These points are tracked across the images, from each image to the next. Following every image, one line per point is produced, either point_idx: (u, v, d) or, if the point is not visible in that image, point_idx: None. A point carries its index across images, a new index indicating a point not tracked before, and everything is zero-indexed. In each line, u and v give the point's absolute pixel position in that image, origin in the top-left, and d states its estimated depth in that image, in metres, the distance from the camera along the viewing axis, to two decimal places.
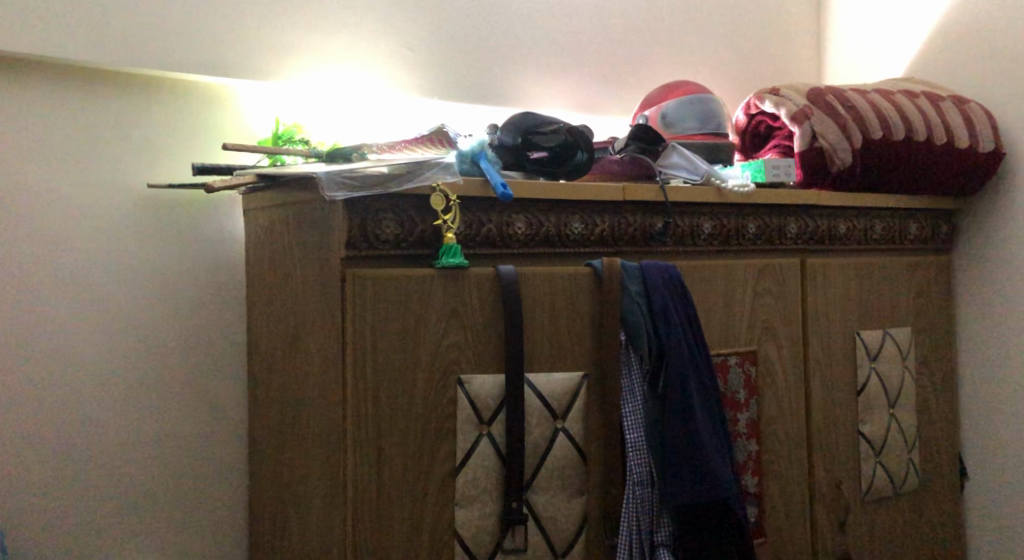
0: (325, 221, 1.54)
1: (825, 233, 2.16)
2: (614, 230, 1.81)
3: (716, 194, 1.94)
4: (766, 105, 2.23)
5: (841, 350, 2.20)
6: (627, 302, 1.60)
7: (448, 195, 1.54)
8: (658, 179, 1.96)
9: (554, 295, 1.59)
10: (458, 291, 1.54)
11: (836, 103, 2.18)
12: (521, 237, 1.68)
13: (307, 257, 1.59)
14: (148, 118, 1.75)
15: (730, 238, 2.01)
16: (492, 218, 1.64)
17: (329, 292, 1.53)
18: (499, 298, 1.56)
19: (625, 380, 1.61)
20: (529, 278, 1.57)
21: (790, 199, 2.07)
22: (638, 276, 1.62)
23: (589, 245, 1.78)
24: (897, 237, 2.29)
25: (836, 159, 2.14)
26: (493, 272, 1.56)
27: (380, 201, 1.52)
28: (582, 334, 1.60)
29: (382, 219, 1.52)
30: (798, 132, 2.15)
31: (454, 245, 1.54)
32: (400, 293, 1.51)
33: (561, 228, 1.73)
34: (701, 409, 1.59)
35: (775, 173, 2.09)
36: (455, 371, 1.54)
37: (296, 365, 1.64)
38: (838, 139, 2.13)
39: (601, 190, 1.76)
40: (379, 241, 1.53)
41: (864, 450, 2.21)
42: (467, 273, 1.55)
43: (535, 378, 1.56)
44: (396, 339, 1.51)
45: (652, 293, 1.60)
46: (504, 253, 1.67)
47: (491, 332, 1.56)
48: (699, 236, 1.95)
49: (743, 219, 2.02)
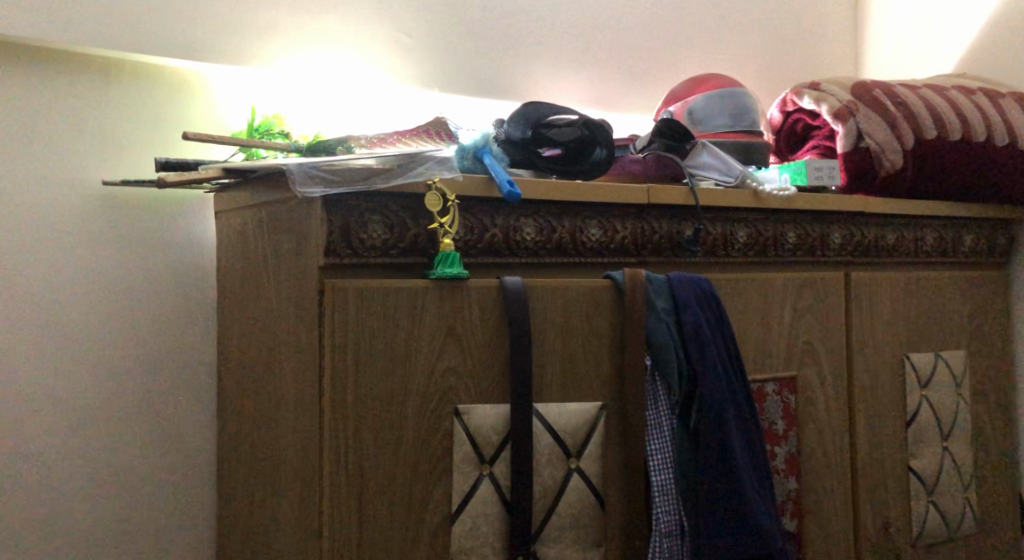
0: (302, 223, 1.31)
1: (870, 244, 1.93)
2: (636, 237, 1.58)
3: (753, 198, 1.71)
4: (806, 100, 2.00)
5: (889, 375, 1.96)
6: (654, 321, 1.36)
7: (445, 195, 1.32)
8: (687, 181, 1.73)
9: (569, 311, 1.35)
10: (455, 306, 1.32)
11: (885, 98, 1.95)
12: (531, 243, 1.46)
13: (281, 266, 1.37)
14: (107, 108, 1.53)
15: (768, 248, 1.78)
16: (498, 221, 1.42)
17: (305, 307, 1.31)
18: (503, 316, 1.33)
19: (652, 412, 1.36)
20: (540, 291, 1.34)
21: (835, 205, 1.84)
22: (666, 290, 1.39)
23: (607, 254, 1.56)
24: (947, 249, 2.06)
25: (885, 161, 1.90)
26: (497, 283, 1.33)
27: (365, 200, 1.30)
28: (601, 359, 1.37)
29: (368, 220, 1.30)
30: (842, 130, 1.92)
31: (452, 253, 1.32)
32: (388, 309, 1.29)
33: (577, 234, 1.51)
34: (740, 445, 1.36)
35: (818, 176, 1.85)
36: (451, 400, 1.32)
37: (270, 391, 1.41)
38: (887, 139, 1.90)
39: (623, 191, 1.53)
40: (365, 247, 1.30)
41: (915, 488, 1.98)
42: (467, 285, 1.32)
43: (546, 409, 1.33)
44: (382, 362, 1.29)
45: (682, 311, 1.37)
46: (511, 263, 1.45)
47: (494, 355, 1.33)
48: (734, 244, 1.72)
49: (783, 226, 1.79)
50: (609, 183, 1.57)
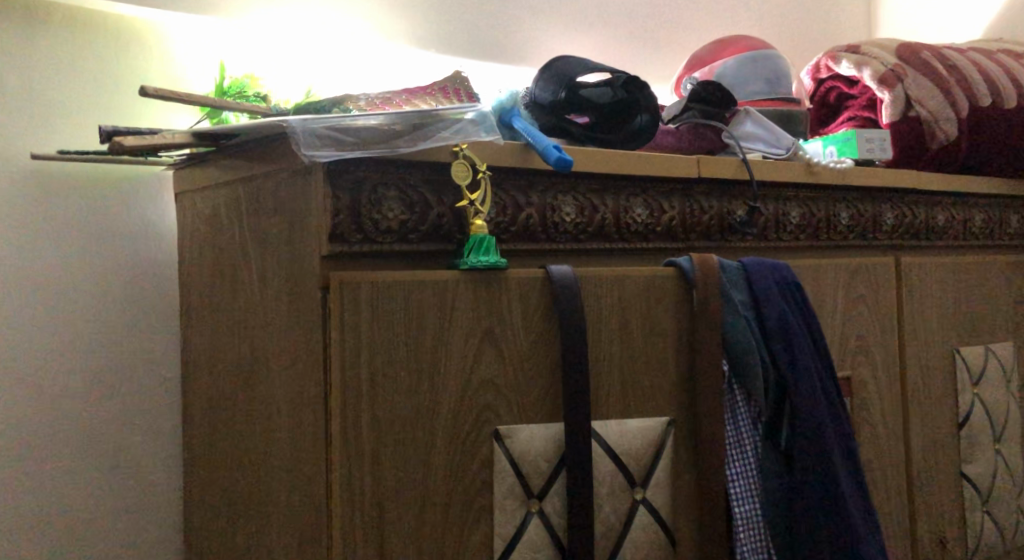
0: (296, 200, 1.03)
1: (920, 225, 1.72)
2: (684, 218, 1.33)
3: (807, 172, 1.48)
4: (844, 66, 1.78)
5: (941, 372, 1.75)
6: (732, 317, 1.10)
7: (476, 165, 1.07)
8: (733, 152, 1.48)
9: (629, 307, 1.10)
10: (492, 302, 1.05)
11: (933, 60, 1.74)
12: (570, 226, 1.20)
13: (267, 256, 1.09)
14: (38, 65, 1.23)
15: (820, 230, 1.55)
16: (533, 198, 1.16)
17: (303, 308, 1.03)
18: (550, 313, 1.08)
19: (730, 429, 1.11)
20: (594, 283, 1.09)
21: (887, 181, 1.62)
22: (742, 279, 1.13)
23: (652, 239, 1.30)
24: (993, 230, 1.86)
25: (939, 131, 1.69)
26: (541, 273, 1.07)
27: (377, 170, 1.03)
28: (667, 364, 1.11)
29: (383, 196, 1.03)
30: (889, 98, 1.70)
31: (485, 237, 1.06)
32: (411, 308, 1.02)
33: (621, 215, 1.25)
34: (841, 463, 1.12)
35: (869, 148, 1.62)
36: (489, 420, 1.05)
37: (255, 415, 1.13)
38: (940, 106, 1.70)
39: (670, 163, 1.29)
40: (379, 229, 1.03)
41: (970, 497, 1.78)
42: (505, 275, 1.06)
43: (605, 428, 1.08)
44: (404, 375, 1.02)
45: (764, 304, 1.12)
46: (548, 249, 1.19)
47: (540, 362, 1.07)
48: (787, 226, 1.48)
49: (834, 205, 1.56)
50: (653, 153, 1.31)
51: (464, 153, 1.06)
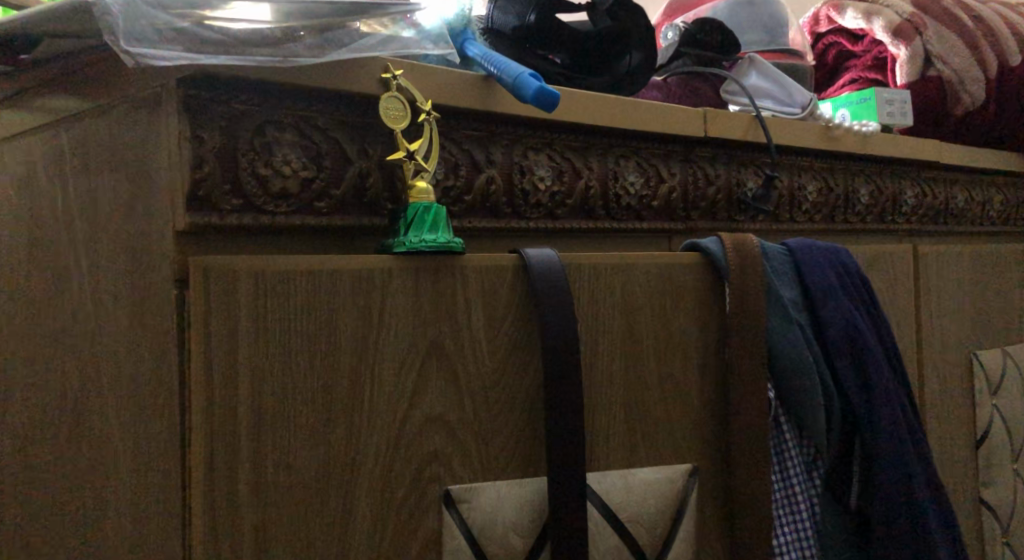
0: (140, 145, 0.67)
1: (936, 205, 1.43)
2: (686, 190, 1.00)
3: (825, 137, 1.18)
4: (850, 17, 1.48)
5: (956, 378, 1.46)
6: (781, 322, 0.81)
7: (417, 104, 0.73)
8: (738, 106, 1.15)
9: (632, 309, 0.78)
10: (440, 302, 0.71)
11: (956, 11, 1.47)
12: (546, 196, 0.85)
13: (97, 232, 0.72)
14: None
15: (837, 210, 1.24)
16: (495, 155, 0.81)
17: (149, 310, 0.67)
18: (526, 318, 0.74)
19: (778, 482, 0.81)
20: (587, 274, 0.76)
21: (910, 151, 1.33)
22: (791, 269, 0.84)
23: (645, 217, 0.97)
24: (1006, 215, 1.59)
25: (962, 95, 1.43)
26: (512, 259, 0.74)
27: (267, 100, 0.67)
28: (682, 390, 0.80)
29: (275, 141, 0.67)
30: (905, 54, 1.41)
31: (433, 207, 0.71)
32: (319, 311, 0.67)
33: (610, 184, 0.91)
34: (934, 520, 0.82)
35: (889, 113, 1.32)
36: (438, 478, 0.71)
37: (78, 471, 0.75)
38: (964, 64, 1.43)
39: (671, 116, 0.96)
40: (271, 191, 0.67)
41: (990, 528, 1.48)
42: (461, 263, 0.72)
43: (605, 485, 0.75)
44: (308, 414, 0.66)
45: (820, 304, 0.83)
46: (516, 228, 0.84)
47: (512, 390, 0.73)
48: (802, 204, 1.16)
49: (852, 179, 1.26)
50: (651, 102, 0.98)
51: (400, 85, 0.71)
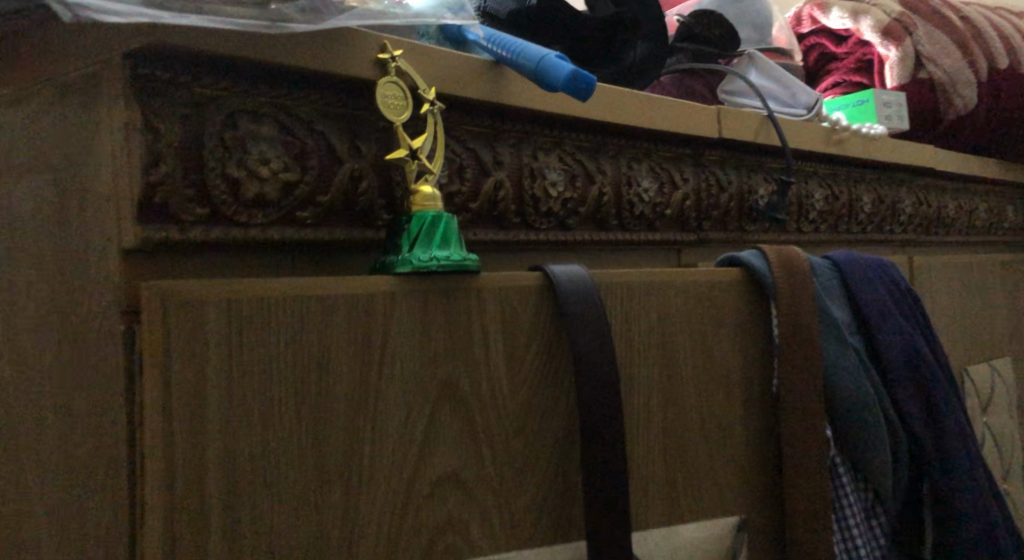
0: (71, 141, 0.52)
1: (930, 214, 1.34)
2: (699, 198, 0.88)
3: (828, 139, 1.07)
4: (834, 16, 1.38)
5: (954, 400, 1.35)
6: (836, 348, 0.70)
7: (419, 91, 0.60)
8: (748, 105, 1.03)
9: (671, 336, 0.66)
10: (453, 333, 0.58)
11: (940, 13, 1.40)
12: (559, 204, 0.73)
13: (15, 251, 0.57)
14: None
15: (842, 221, 1.14)
16: (502, 155, 0.69)
17: (86, 351, 0.52)
18: (552, 351, 0.61)
19: (837, 534, 0.69)
20: (621, 296, 0.64)
21: (908, 156, 1.23)
22: (839, 286, 0.73)
23: (657, 228, 0.85)
24: (991, 225, 1.51)
25: (954, 98, 1.36)
26: (536, 278, 0.61)
27: (239, 84, 0.54)
28: (727, 430, 0.68)
29: (249, 135, 0.54)
30: (895, 56, 1.33)
31: (443, 217, 0.58)
32: (308, 349, 0.53)
33: (624, 190, 0.79)
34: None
35: (886, 114, 1.23)
36: (452, 551, 0.57)
37: None
38: (954, 66, 1.36)
39: (687, 113, 0.84)
40: (244, 198, 0.54)
41: None
42: (478, 284, 0.59)
43: (648, 549, 0.63)
44: (294, 480, 0.52)
45: (874, 326, 0.72)
46: (523, 242, 0.72)
47: (538, 438, 0.61)
48: (810, 213, 1.06)
49: (855, 186, 1.16)
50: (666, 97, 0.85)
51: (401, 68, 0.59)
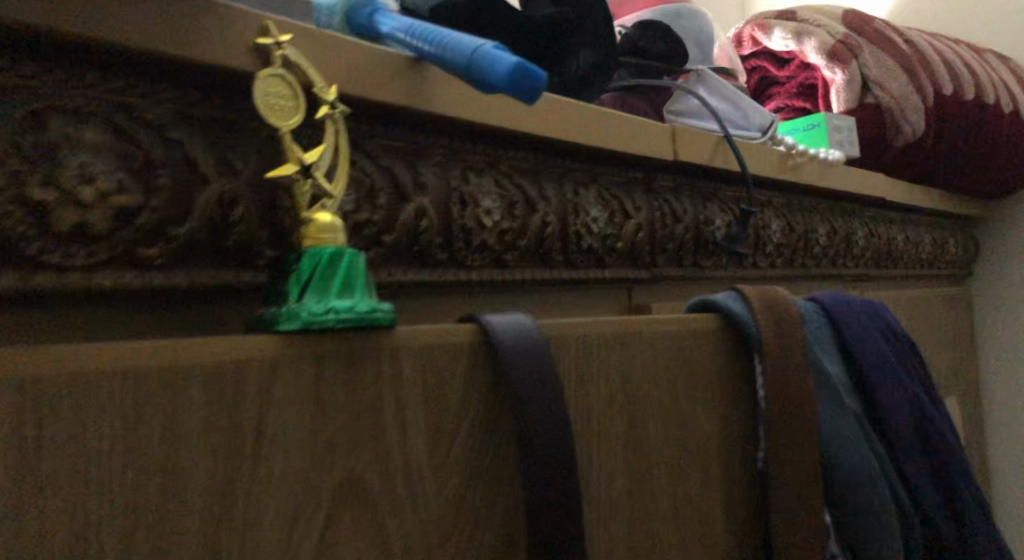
0: None
1: (883, 247, 1.20)
2: (654, 231, 0.74)
3: (781, 165, 0.92)
4: (776, 37, 1.22)
5: None
6: (835, 415, 0.57)
7: (316, 90, 0.46)
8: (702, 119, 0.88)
9: (639, 404, 0.52)
10: (358, 410, 0.43)
11: (890, 34, 1.22)
12: (494, 237, 0.59)
13: None
14: None
15: (799, 254, 0.99)
16: (426, 175, 0.55)
17: None
18: (491, 430, 0.47)
19: None
20: (578, 358, 0.49)
21: (866, 184, 1.08)
22: (831, 335, 0.61)
23: (608, 264, 0.70)
24: (952, 262, 1.38)
25: (903, 125, 1.17)
26: (471, 334, 0.46)
27: (51, 72, 0.40)
28: (706, 517, 0.54)
29: (66, 141, 0.39)
30: (843, 78, 1.16)
31: (343, 254, 0.44)
32: (147, 441, 0.38)
33: (571, 221, 0.65)
34: None
35: (839, 139, 1.07)
36: None
37: None
38: (903, 89, 1.17)
39: (641, 131, 0.71)
40: (56, 230, 0.39)
41: None
42: (393, 344, 0.44)
43: None
44: None
45: (874, 383, 0.60)
46: (451, 283, 0.57)
47: (472, 545, 0.46)
48: (767, 245, 0.90)
49: (808, 216, 1.01)
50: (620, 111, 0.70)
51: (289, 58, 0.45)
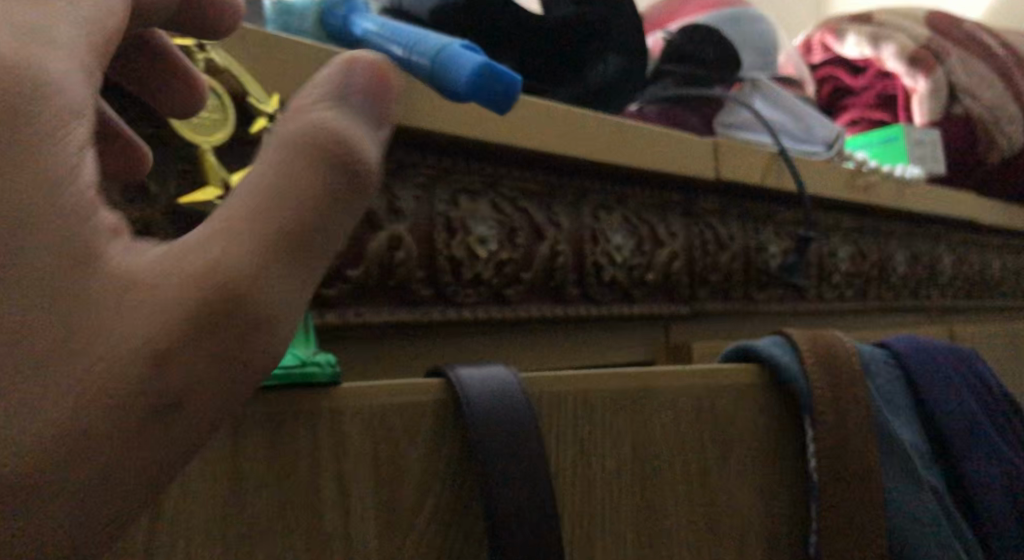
0: None
1: (983, 273, 1.05)
2: (693, 260, 0.64)
3: (849, 182, 0.81)
4: (850, 43, 1.08)
5: None
6: (911, 489, 0.46)
7: (251, 102, 0.40)
8: (755, 134, 0.78)
9: (658, 478, 0.41)
10: (286, 488, 0.34)
11: (983, 35, 1.09)
12: (488, 268, 0.51)
13: None
14: None
15: (875, 282, 0.87)
16: (402, 199, 0.47)
17: None
18: (459, 514, 0.37)
19: None
20: (578, 423, 0.40)
21: (955, 203, 0.95)
22: (904, 391, 0.50)
23: (637, 298, 0.61)
24: None
25: (998, 137, 1.04)
26: (433, 390, 0.37)
27: None
28: None
29: None
30: (924, 88, 1.02)
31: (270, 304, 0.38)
32: None
33: (587, 250, 0.57)
34: None
35: (920, 155, 0.96)
36: None
37: None
38: (997, 97, 1.04)
39: (674, 145, 0.61)
40: None
41: None
42: (327, 403, 0.35)
43: None
44: None
45: (956, 447, 0.49)
46: (437, 323, 0.49)
47: None
48: (832, 273, 0.79)
49: (884, 241, 0.89)
50: (655, 126, 0.61)
51: (215, 62, 0.39)
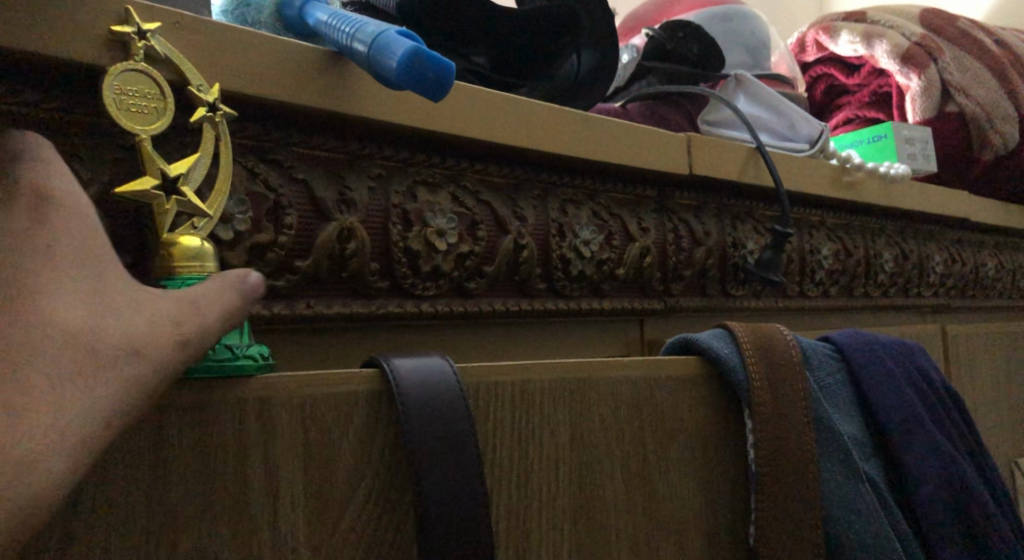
0: None
1: (979, 273, 1.04)
2: (666, 256, 0.63)
3: (832, 179, 0.80)
4: (843, 41, 1.07)
5: None
6: (856, 483, 0.46)
7: (193, 89, 0.39)
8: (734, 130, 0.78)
9: (594, 470, 0.41)
10: (211, 481, 0.34)
11: (978, 32, 1.08)
12: (448, 261, 0.50)
13: None
14: None
15: (860, 281, 0.86)
16: (354, 190, 0.47)
17: None
18: (388, 502, 0.37)
19: None
20: (514, 414, 0.40)
21: (946, 201, 0.94)
22: (844, 384, 0.51)
23: (606, 295, 0.61)
24: None
25: (991, 136, 1.03)
26: (368, 381, 0.37)
27: None
28: None
29: None
30: (918, 85, 1.01)
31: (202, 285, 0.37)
32: None
33: (553, 244, 0.56)
34: None
35: (909, 153, 0.95)
36: None
37: None
38: (990, 96, 1.03)
39: (645, 140, 0.60)
40: None
41: None
42: (257, 392, 0.35)
43: None
44: None
45: (895, 438, 0.50)
46: (391, 316, 0.49)
47: None
48: (813, 272, 0.79)
49: (872, 238, 0.88)
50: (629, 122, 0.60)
51: (154, 49, 0.39)
